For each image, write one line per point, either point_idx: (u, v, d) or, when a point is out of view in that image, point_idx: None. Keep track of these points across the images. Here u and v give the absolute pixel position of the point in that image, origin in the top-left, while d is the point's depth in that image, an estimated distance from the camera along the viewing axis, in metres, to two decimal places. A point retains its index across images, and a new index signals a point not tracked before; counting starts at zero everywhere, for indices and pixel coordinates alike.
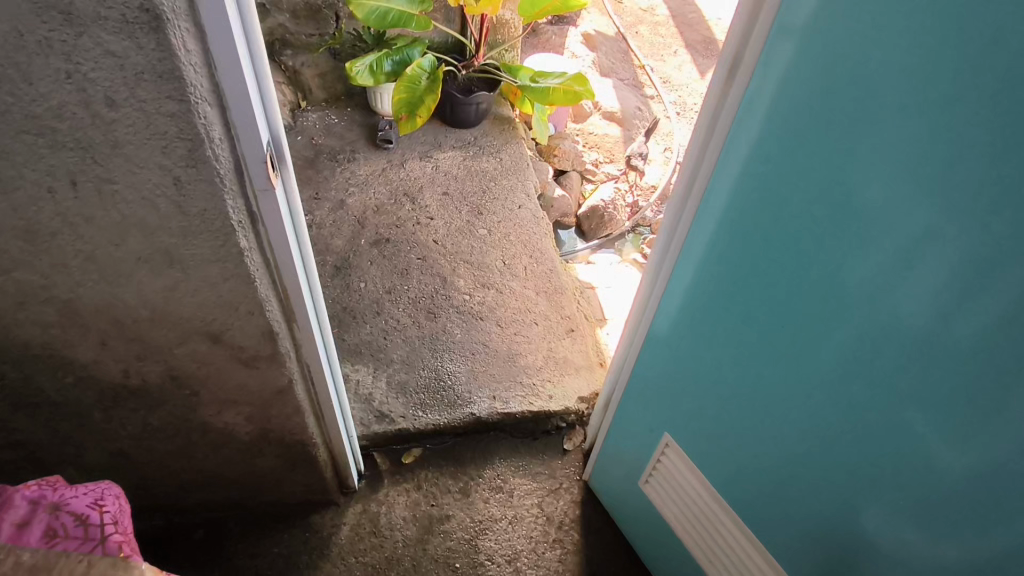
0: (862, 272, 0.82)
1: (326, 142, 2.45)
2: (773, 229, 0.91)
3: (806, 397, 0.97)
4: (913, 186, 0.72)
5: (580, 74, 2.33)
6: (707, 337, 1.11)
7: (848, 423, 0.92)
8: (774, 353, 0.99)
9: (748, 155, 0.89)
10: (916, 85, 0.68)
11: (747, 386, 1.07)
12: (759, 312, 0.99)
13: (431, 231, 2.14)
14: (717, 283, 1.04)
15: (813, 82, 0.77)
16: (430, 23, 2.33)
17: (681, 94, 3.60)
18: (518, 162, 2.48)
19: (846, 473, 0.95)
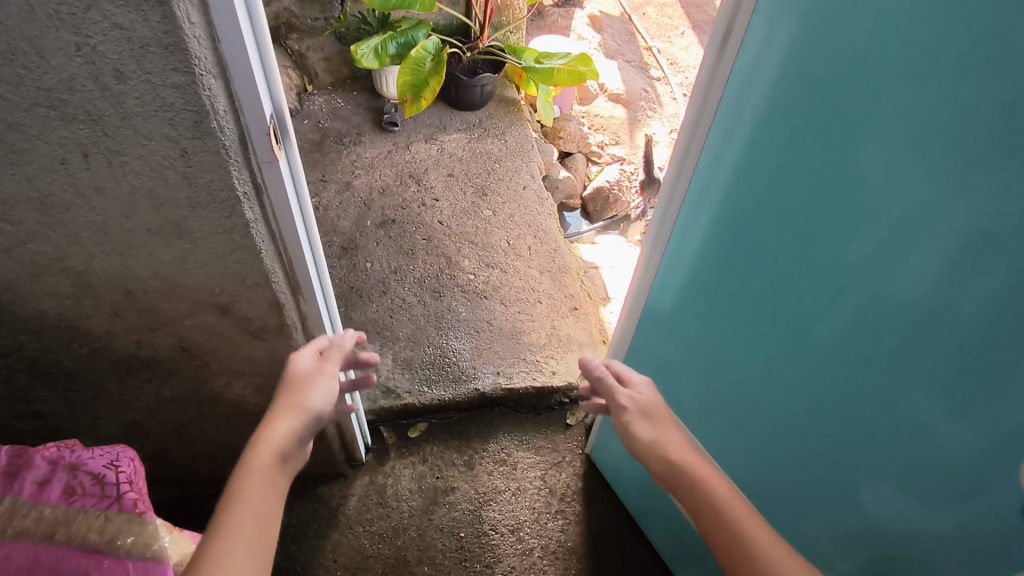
0: (860, 243, 0.82)
1: (332, 125, 2.47)
2: (771, 199, 0.92)
3: (807, 370, 0.98)
4: (903, 153, 0.72)
5: (584, 55, 2.33)
6: (712, 313, 1.12)
7: (845, 392, 0.93)
8: (776, 325, 1.01)
9: (747, 129, 0.90)
10: (903, 55, 0.68)
11: (748, 356, 1.08)
12: (761, 284, 1.00)
13: (436, 212, 2.17)
14: (719, 257, 1.05)
15: (805, 52, 0.78)
16: (434, 5, 2.32)
17: (687, 76, 3.60)
18: (523, 144, 2.50)
19: (842, 440, 0.97)
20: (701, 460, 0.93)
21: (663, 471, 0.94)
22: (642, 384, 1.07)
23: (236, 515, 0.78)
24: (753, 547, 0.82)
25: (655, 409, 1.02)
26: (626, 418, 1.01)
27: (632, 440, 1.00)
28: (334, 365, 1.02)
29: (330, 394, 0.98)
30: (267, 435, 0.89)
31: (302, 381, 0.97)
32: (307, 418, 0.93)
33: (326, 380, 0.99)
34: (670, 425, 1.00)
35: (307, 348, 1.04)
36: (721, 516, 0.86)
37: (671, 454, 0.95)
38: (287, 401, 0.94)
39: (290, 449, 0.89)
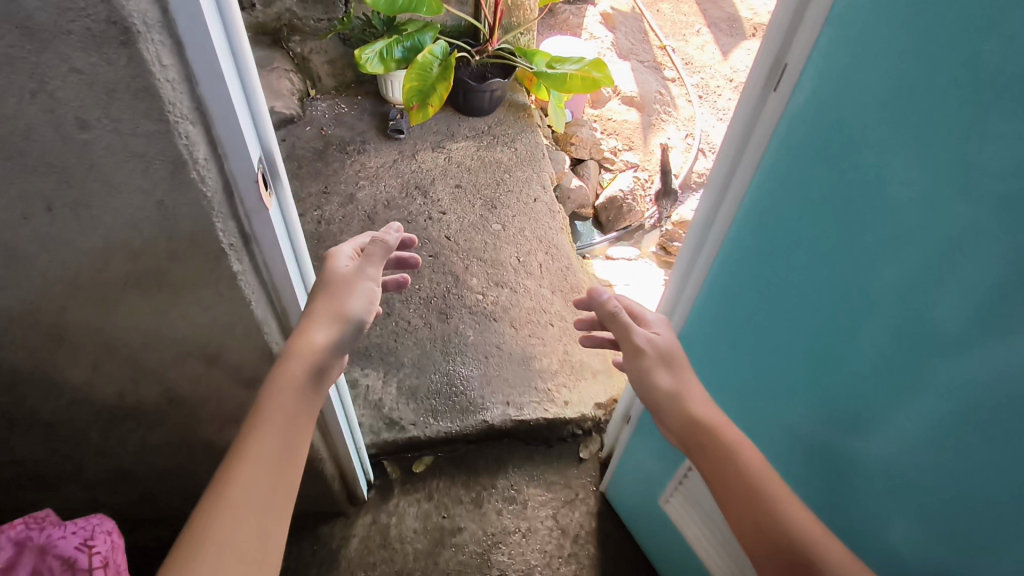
0: (893, 274, 0.70)
1: (336, 133, 2.38)
2: (791, 225, 0.80)
3: (826, 419, 0.87)
4: (959, 189, 0.61)
5: (599, 60, 2.21)
6: (723, 349, 1.01)
7: (870, 443, 0.82)
8: (794, 364, 0.89)
9: (769, 154, 0.79)
10: (967, 81, 0.57)
11: (763, 399, 0.98)
12: (778, 315, 0.89)
13: (443, 226, 2.08)
14: (734, 286, 0.94)
15: (838, 64, 0.66)
16: (442, 8, 2.21)
17: (703, 77, 3.49)
18: (533, 153, 2.40)
19: (861, 501, 0.86)
20: (722, 419, 0.93)
21: (683, 425, 0.94)
22: (659, 326, 1.03)
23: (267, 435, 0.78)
24: (777, 513, 0.83)
25: (675, 358, 0.99)
26: (645, 364, 0.98)
27: (650, 391, 0.98)
28: (377, 268, 0.95)
29: (371, 301, 0.92)
30: (306, 346, 0.85)
31: (339, 287, 0.91)
32: (346, 329, 0.88)
33: (368, 288, 0.93)
34: (689, 376, 0.98)
35: (347, 244, 0.96)
36: (744, 478, 0.86)
37: (691, 407, 0.94)
38: (324, 307, 0.88)
39: (324, 364, 0.85)
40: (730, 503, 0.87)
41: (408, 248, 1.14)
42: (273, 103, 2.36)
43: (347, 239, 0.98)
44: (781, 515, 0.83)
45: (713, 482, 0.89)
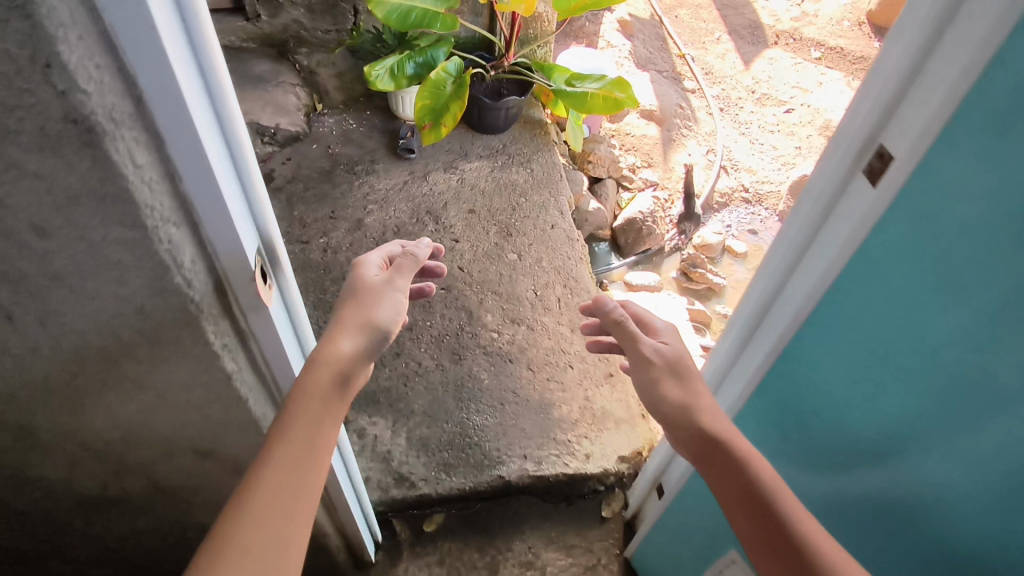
0: (1015, 375, 0.60)
1: (343, 151, 2.27)
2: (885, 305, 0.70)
3: (904, 520, 0.78)
4: None
5: (622, 79, 2.10)
6: (784, 426, 0.91)
7: (914, 501, 0.75)
8: (862, 445, 0.80)
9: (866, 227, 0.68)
10: None
11: (822, 486, 0.88)
12: (825, 375, 0.81)
13: (456, 256, 1.97)
14: (804, 362, 0.84)
15: (972, 135, 0.56)
16: (457, 24, 2.06)
17: (724, 88, 3.33)
18: (550, 174, 2.29)
19: None
20: (734, 432, 0.89)
21: (693, 437, 0.90)
22: (666, 335, 1.04)
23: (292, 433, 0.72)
24: (791, 526, 0.77)
25: (685, 369, 0.97)
26: (653, 373, 0.97)
27: (659, 403, 0.95)
28: (404, 282, 0.96)
29: (399, 311, 0.91)
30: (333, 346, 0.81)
31: (370, 292, 0.92)
32: (376, 335, 0.86)
33: (396, 297, 0.94)
34: (701, 388, 0.95)
35: (375, 256, 0.99)
36: (754, 489, 0.81)
37: (698, 419, 0.90)
38: (354, 312, 0.88)
39: (351, 371, 0.80)
40: (741, 517, 0.81)
41: (432, 274, 1.17)
42: (279, 120, 2.25)
43: (374, 250, 1.01)
44: (796, 528, 0.77)
45: (725, 498, 0.83)
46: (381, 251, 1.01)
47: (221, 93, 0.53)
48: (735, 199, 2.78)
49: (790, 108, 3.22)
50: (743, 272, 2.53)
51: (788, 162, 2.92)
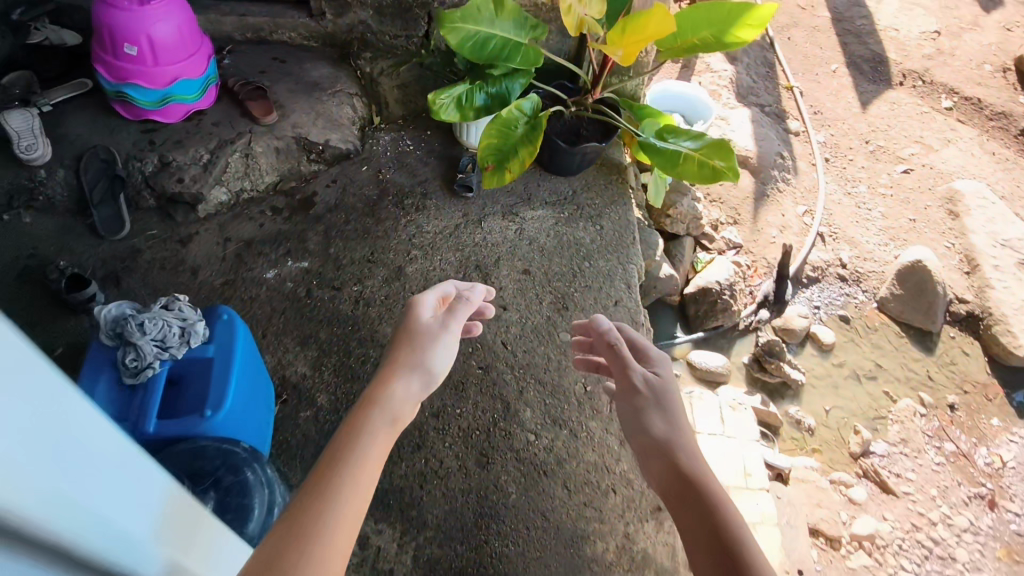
0: None
1: (394, 178, 2.03)
2: None
3: None
4: None
5: (723, 143, 1.78)
6: None
7: None
8: None
9: None
10: None
11: None
12: None
13: (502, 328, 1.74)
14: None
15: None
16: (540, 59, 1.78)
17: (833, 133, 2.88)
18: (622, 235, 1.99)
19: None
20: (712, 478, 0.91)
21: (671, 476, 0.94)
22: (659, 367, 1.12)
23: (359, 454, 0.82)
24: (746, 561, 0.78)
25: (675, 411, 1.03)
26: (642, 401, 1.04)
27: (641, 434, 1.01)
28: (456, 317, 1.09)
29: (448, 354, 1.04)
30: (396, 376, 0.97)
31: (423, 331, 1.05)
32: (421, 376, 0.99)
33: (446, 336, 1.06)
34: (685, 429, 1.00)
35: (433, 293, 1.12)
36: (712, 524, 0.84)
37: (679, 458, 0.95)
38: (408, 348, 1.02)
39: (402, 410, 0.93)
40: (697, 549, 0.83)
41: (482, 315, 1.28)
42: (329, 134, 2.00)
43: (432, 288, 1.14)
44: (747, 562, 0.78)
45: (687, 534, 0.86)
46: (441, 292, 1.15)
47: (18, 446, 0.36)
48: (829, 274, 2.40)
49: (910, 167, 2.77)
50: (824, 367, 2.20)
51: (897, 236, 2.52)
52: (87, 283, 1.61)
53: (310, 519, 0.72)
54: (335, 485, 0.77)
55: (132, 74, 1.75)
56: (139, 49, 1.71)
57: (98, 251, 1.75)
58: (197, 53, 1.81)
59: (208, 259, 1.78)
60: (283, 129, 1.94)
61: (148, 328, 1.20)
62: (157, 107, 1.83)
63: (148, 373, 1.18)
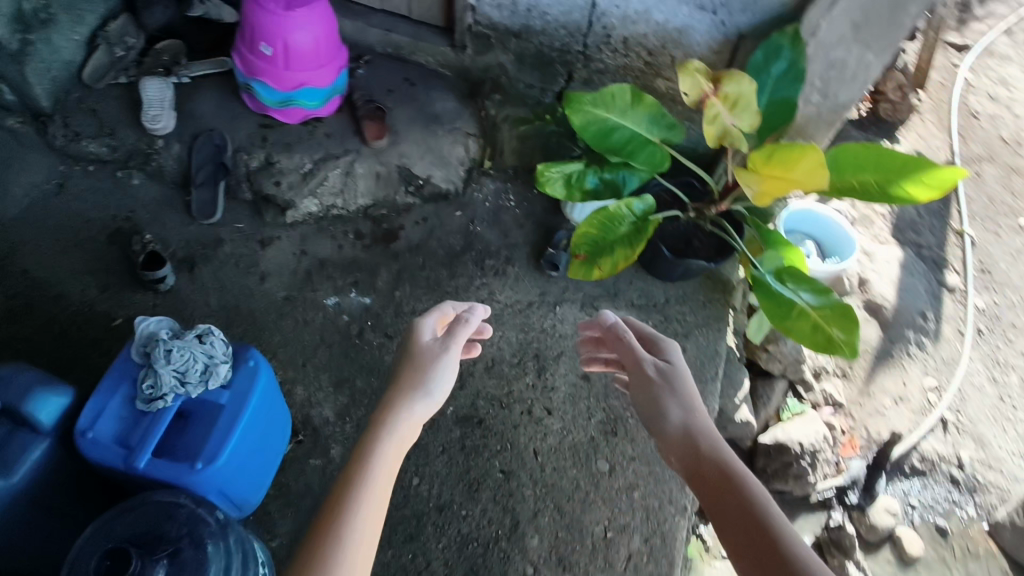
0: None
1: (484, 234, 1.94)
2: None
3: None
4: None
5: (850, 312, 1.49)
6: None
7: None
8: None
9: None
10: None
11: None
12: None
13: (538, 433, 1.60)
14: None
15: None
16: (670, 162, 1.56)
17: (995, 302, 2.39)
18: (704, 366, 1.78)
19: None
20: (729, 454, 1.05)
21: (691, 460, 1.08)
22: (671, 355, 1.23)
23: (370, 479, 1.04)
24: (764, 521, 0.94)
25: (686, 397, 1.15)
26: (659, 393, 1.16)
27: (664, 425, 1.14)
28: (454, 337, 1.21)
29: (448, 376, 1.17)
30: (403, 408, 1.12)
31: (425, 355, 1.20)
32: (426, 401, 1.14)
33: (448, 356, 1.19)
34: (700, 412, 1.13)
35: (432, 315, 1.25)
36: (733, 504, 0.98)
37: (699, 442, 1.09)
38: (415, 375, 1.16)
39: (408, 428, 1.12)
40: (728, 529, 0.97)
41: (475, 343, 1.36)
42: (433, 171, 1.96)
43: (432, 310, 1.26)
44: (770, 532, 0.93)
45: (712, 505, 1.01)
46: (440, 313, 1.27)
47: None
48: (938, 470, 2.04)
49: None
50: None
51: None
52: (163, 264, 1.65)
53: (340, 529, 0.97)
54: (352, 503, 1.00)
55: (261, 72, 1.76)
56: (273, 50, 1.72)
57: (186, 231, 1.79)
58: (328, 65, 1.79)
59: (279, 268, 1.78)
60: (388, 157, 1.91)
61: (173, 357, 1.15)
62: (278, 106, 1.84)
63: (159, 405, 1.14)
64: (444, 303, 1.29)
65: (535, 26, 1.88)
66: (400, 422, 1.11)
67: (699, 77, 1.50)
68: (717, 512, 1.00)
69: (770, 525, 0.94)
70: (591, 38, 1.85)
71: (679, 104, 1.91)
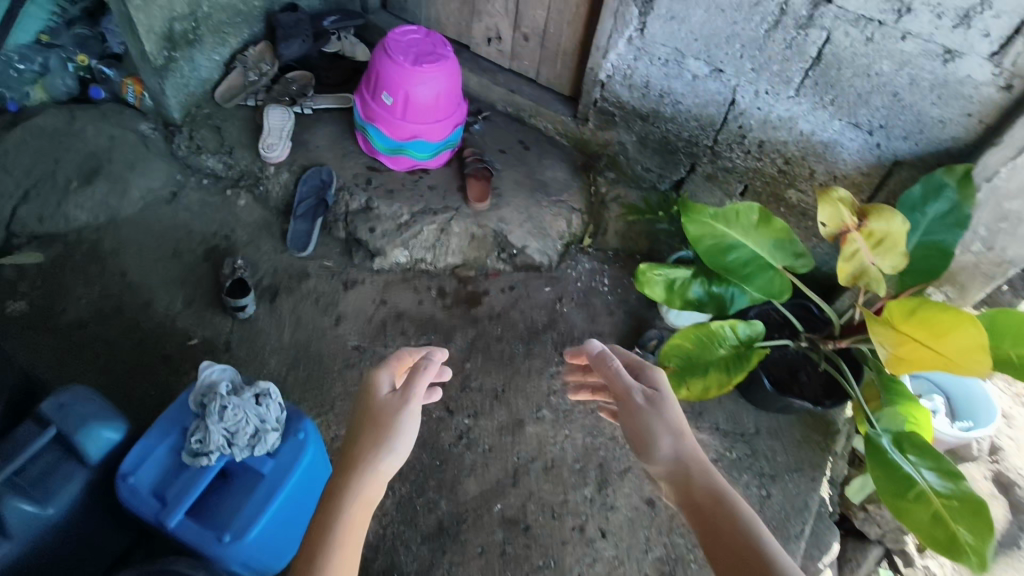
0: None
1: (570, 316, 1.82)
2: None
3: None
4: None
5: (984, 510, 1.22)
6: None
7: None
8: None
9: None
10: None
11: None
12: None
13: (586, 556, 1.44)
14: None
15: None
16: (789, 293, 1.38)
17: None
18: (788, 519, 1.55)
19: None
20: (719, 480, 0.96)
21: (683, 494, 0.97)
22: (659, 382, 1.11)
23: (332, 554, 0.88)
24: (761, 554, 0.84)
25: (674, 423, 1.04)
26: (649, 422, 1.04)
27: (653, 457, 1.03)
28: (413, 388, 1.06)
29: (411, 432, 1.02)
30: (364, 472, 0.96)
31: (384, 412, 1.04)
32: (388, 460, 0.99)
33: (409, 410, 1.03)
34: (688, 436, 1.03)
35: (390, 366, 1.11)
36: (729, 538, 0.88)
37: (692, 470, 0.98)
38: (374, 437, 1.00)
39: (370, 492, 0.96)
40: (722, 564, 0.86)
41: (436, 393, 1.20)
42: (529, 241, 1.86)
43: (389, 360, 1.13)
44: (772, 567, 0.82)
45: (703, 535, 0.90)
46: (398, 360, 1.14)
47: None
48: None
49: None
50: None
51: None
52: (246, 292, 1.65)
53: None
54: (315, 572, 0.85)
55: (378, 118, 1.75)
56: (394, 99, 1.70)
57: (276, 259, 1.79)
58: (445, 121, 1.76)
59: (356, 314, 1.73)
60: (487, 220, 1.84)
61: (227, 415, 1.10)
62: (388, 153, 1.83)
63: (203, 462, 1.09)
64: (402, 348, 1.16)
65: (664, 112, 1.78)
66: (361, 486, 0.96)
67: (842, 208, 1.32)
68: (712, 547, 0.89)
69: (767, 557, 0.84)
70: (722, 135, 1.73)
71: (809, 220, 1.75)
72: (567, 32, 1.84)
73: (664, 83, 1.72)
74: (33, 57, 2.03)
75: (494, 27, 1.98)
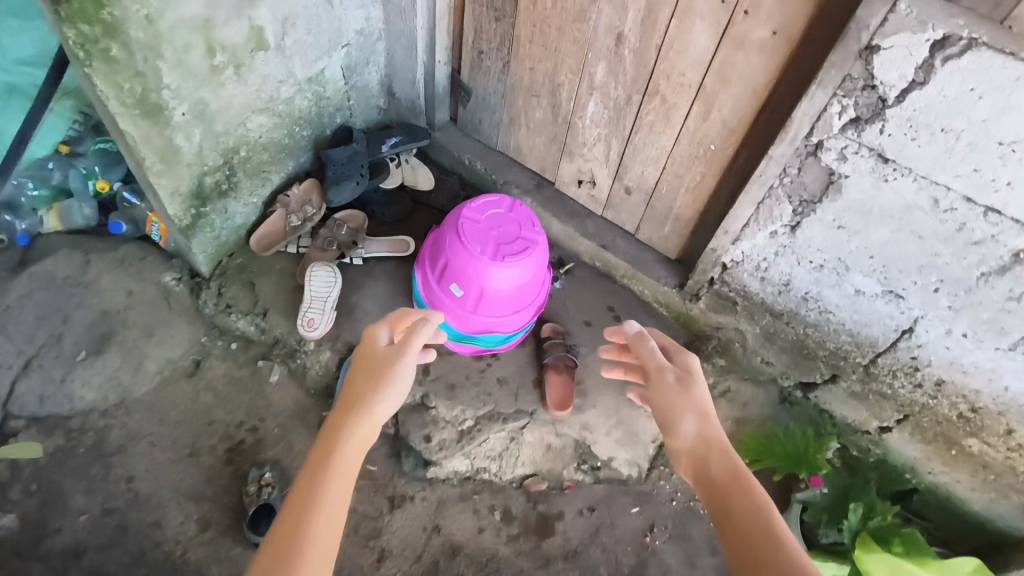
0: None
1: (665, 556, 1.46)
2: None
3: None
4: None
5: None
6: None
7: None
8: None
9: None
10: None
11: None
12: None
13: None
14: None
15: None
16: None
17: None
18: None
19: None
20: (737, 463, 0.86)
21: (698, 474, 0.88)
22: (685, 361, 1.02)
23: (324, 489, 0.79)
24: (777, 545, 0.75)
25: (697, 401, 0.94)
26: (671, 399, 0.95)
27: (674, 436, 0.93)
28: (416, 337, 0.98)
29: (408, 381, 0.94)
30: (363, 410, 0.89)
31: (384, 360, 0.96)
32: (388, 403, 0.91)
33: (406, 361, 0.95)
34: (709, 418, 0.93)
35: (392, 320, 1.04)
36: (740, 517, 0.79)
37: (709, 455, 0.88)
38: (371, 381, 0.92)
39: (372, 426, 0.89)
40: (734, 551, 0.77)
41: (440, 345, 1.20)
42: (618, 451, 1.52)
43: (393, 314, 1.05)
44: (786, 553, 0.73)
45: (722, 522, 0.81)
46: (398, 317, 1.05)
47: None
48: None
49: None
50: None
51: None
52: None
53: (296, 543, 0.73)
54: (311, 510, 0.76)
55: (444, 309, 1.40)
56: (465, 292, 1.36)
57: None
58: (526, 310, 1.41)
59: (404, 546, 1.42)
60: (568, 426, 1.50)
61: None
62: (452, 341, 1.49)
63: None
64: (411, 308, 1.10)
65: (806, 316, 1.39)
66: (363, 423, 0.88)
67: None
68: (721, 527, 0.80)
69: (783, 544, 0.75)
70: (884, 358, 1.33)
71: (992, 475, 1.34)
72: (684, 198, 1.46)
73: (813, 287, 1.33)
74: (50, 175, 1.73)
75: (588, 171, 1.61)
